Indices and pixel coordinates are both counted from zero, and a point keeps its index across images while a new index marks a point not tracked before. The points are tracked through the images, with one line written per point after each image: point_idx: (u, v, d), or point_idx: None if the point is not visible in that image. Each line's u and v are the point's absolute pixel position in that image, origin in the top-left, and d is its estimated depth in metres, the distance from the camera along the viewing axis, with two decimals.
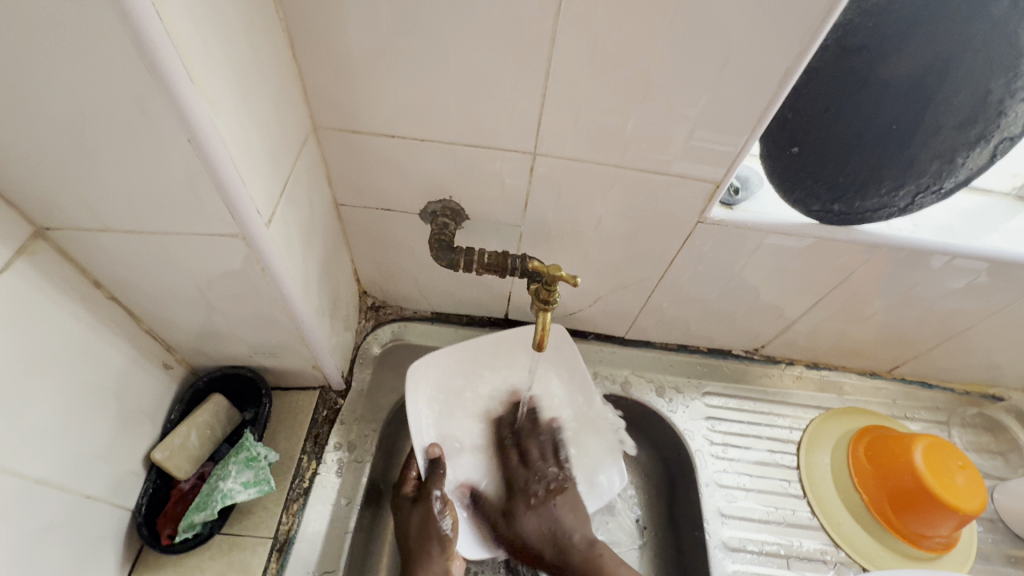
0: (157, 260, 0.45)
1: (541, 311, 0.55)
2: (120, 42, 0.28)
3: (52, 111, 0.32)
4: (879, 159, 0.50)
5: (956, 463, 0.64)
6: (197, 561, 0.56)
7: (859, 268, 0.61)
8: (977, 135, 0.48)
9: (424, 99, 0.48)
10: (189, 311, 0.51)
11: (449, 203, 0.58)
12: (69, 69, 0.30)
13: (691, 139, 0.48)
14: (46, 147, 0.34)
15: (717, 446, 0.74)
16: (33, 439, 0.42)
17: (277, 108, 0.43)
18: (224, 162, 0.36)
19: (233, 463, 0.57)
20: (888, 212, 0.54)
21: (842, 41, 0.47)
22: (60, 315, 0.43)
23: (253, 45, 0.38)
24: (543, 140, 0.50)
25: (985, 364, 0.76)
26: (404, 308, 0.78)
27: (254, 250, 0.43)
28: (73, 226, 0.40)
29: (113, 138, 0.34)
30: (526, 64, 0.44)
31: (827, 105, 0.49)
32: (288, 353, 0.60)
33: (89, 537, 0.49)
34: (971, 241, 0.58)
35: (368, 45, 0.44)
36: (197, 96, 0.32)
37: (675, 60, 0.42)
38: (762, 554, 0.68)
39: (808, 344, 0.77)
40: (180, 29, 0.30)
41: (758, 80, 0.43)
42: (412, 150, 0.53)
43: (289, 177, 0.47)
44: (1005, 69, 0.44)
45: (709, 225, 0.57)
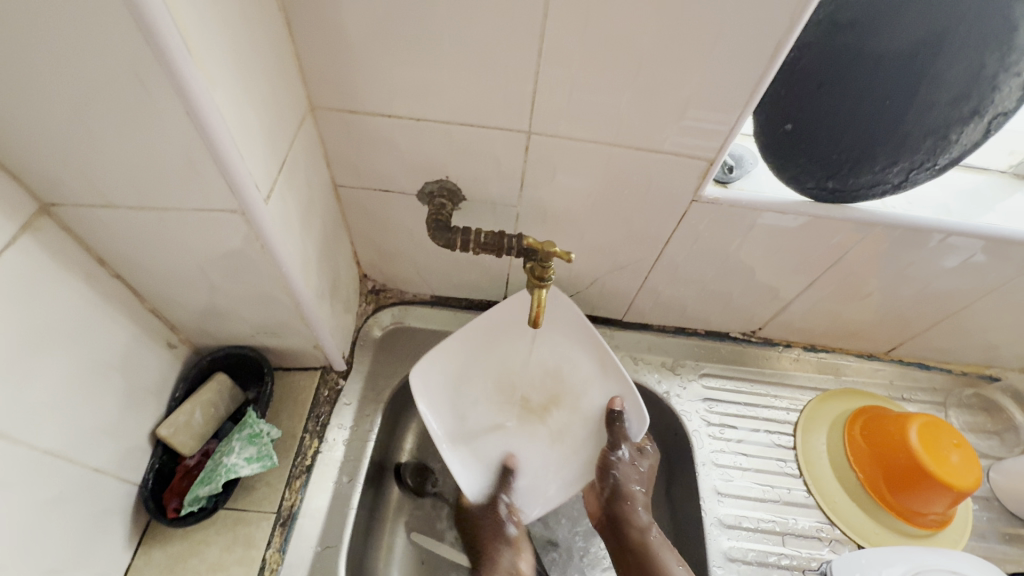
0: (158, 236, 0.46)
1: (537, 288, 0.56)
2: (119, 16, 0.29)
3: (52, 85, 0.33)
4: (872, 135, 0.51)
5: (951, 441, 0.65)
6: (203, 534, 0.58)
7: (854, 246, 0.62)
8: (970, 110, 0.48)
9: (419, 78, 0.48)
10: (191, 289, 0.53)
11: (445, 184, 0.59)
12: (69, 42, 0.30)
13: (683, 116, 0.49)
14: (48, 121, 0.35)
15: (714, 426, 0.75)
16: (40, 411, 0.44)
17: (273, 86, 0.44)
18: (223, 137, 0.37)
19: (236, 440, 0.58)
20: (882, 189, 0.55)
21: (834, 15, 0.47)
22: (64, 291, 0.44)
23: (249, 23, 0.39)
24: (537, 119, 0.51)
25: (982, 344, 0.76)
26: (404, 291, 0.79)
27: (253, 226, 0.44)
28: (76, 202, 0.41)
29: (112, 111, 0.35)
30: (519, 42, 0.45)
31: (820, 81, 0.49)
32: (289, 333, 0.62)
33: (97, 508, 0.51)
34: (966, 219, 0.59)
35: (363, 24, 0.45)
36: (197, 71, 0.33)
37: (665, 36, 0.43)
38: (757, 531, 0.68)
39: (805, 325, 0.77)
40: (179, 6, 0.31)
41: (748, 55, 0.43)
42: (408, 130, 0.54)
43: (287, 156, 0.48)
44: (998, 44, 0.45)
45: (703, 204, 0.58)
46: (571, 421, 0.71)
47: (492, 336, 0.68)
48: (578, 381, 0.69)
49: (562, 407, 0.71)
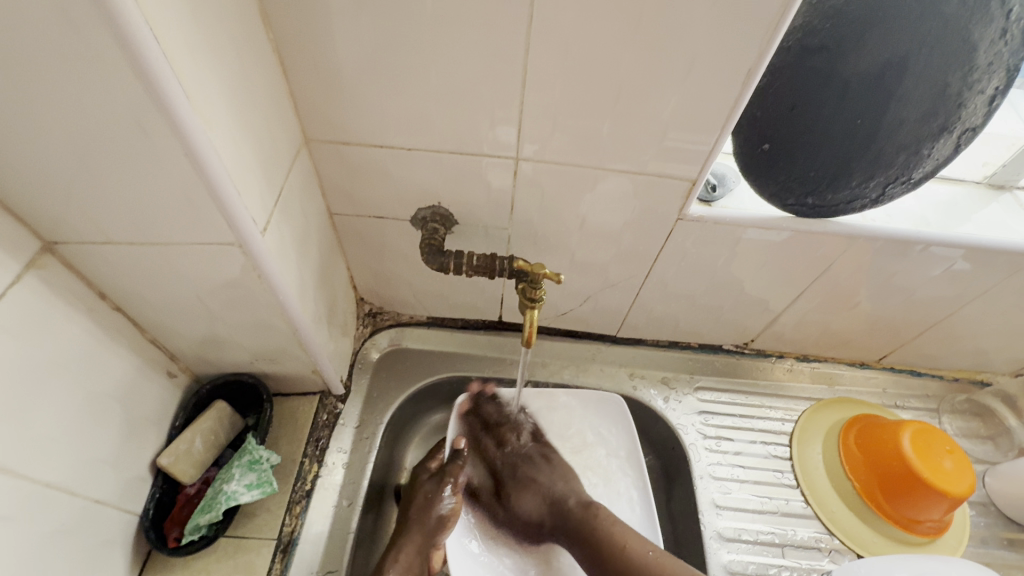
0: (158, 270, 0.47)
1: (529, 309, 0.58)
2: (121, 68, 0.31)
3: (58, 131, 0.34)
4: (847, 152, 0.53)
5: (943, 447, 0.65)
6: (204, 563, 0.58)
7: (839, 257, 0.63)
8: (939, 126, 0.50)
9: (408, 110, 0.50)
10: (191, 319, 0.54)
11: (438, 210, 0.61)
12: (74, 91, 0.32)
13: (665, 139, 0.51)
14: (56, 165, 0.37)
15: (711, 439, 0.76)
16: (42, 444, 0.44)
17: (268, 123, 0.46)
18: (221, 174, 0.38)
19: (236, 466, 0.59)
20: (860, 204, 0.57)
21: (803, 41, 0.49)
22: (67, 327, 0.46)
23: (244, 65, 0.41)
24: (524, 146, 0.53)
25: (971, 350, 0.77)
26: (401, 314, 0.80)
27: (251, 257, 0.46)
28: (79, 239, 0.43)
29: (113, 153, 0.36)
30: (504, 74, 0.47)
31: (792, 103, 0.52)
32: (288, 359, 0.62)
33: (98, 540, 0.51)
34: (945, 229, 0.60)
35: (355, 61, 0.47)
36: (195, 115, 0.35)
37: (641, 66, 0.45)
38: (757, 544, 0.69)
39: (795, 336, 0.79)
40: (178, 57, 0.33)
41: (723, 80, 0.45)
42: (400, 159, 0.55)
43: (282, 189, 0.49)
44: (960, 64, 0.47)
45: (689, 221, 0.59)
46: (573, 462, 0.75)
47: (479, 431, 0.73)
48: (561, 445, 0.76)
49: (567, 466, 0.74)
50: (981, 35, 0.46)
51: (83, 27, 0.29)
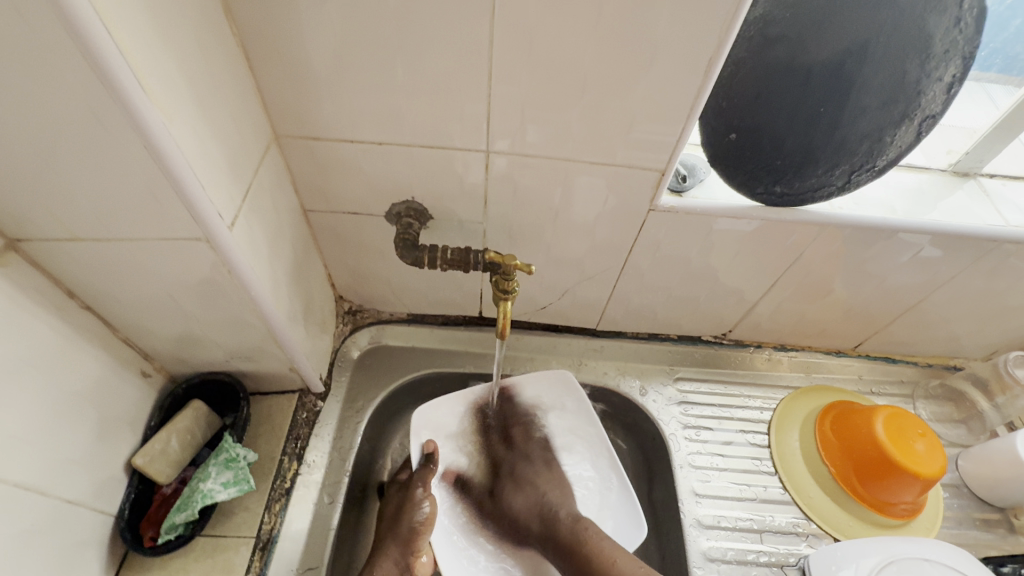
0: (126, 267, 0.47)
1: (502, 301, 0.58)
2: (76, 60, 0.31)
3: (14, 126, 0.34)
4: (811, 141, 0.54)
5: (916, 431, 0.67)
6: (181, 563, 0.58)
7: (809, 246, 0.64)
8: (900, 113, 0.51)
9: (377, 104, 0.51)
10: (163, 318, 0.53)
11: (411, 204, 0.61)
12: (29, 84, 0.32)
13: (632, 131, 0.51)
14: (15, 160, 0.36)
15: (690, 428, 0.77)
16: (10, 443, 0.44)
17: (234, 117, 0.46)
18: (183, 167, 0.38)
19: (213, 465, 0.59)
20: (827, 191, 0.57)
21: (764, 31, 0.50)
22: (33, 327, 0.45)
23: (205, 58, 0.41)
24: (494, 139, 0.53)
25: (944, 336, 0.79)
26: (381, 312, 0.80)
27: (219, 253, 0.46)
28: (44, 237, 0.43)
29: (73, 148, 0.36)
30: (470, 67, 0.47)
31: (758, 92, 0.52)
32: (264, 356, 0.62)
33: (71, 541, 0.51)
34: (911, 216, 0.62)
35: (321, 54, 0.47)
36: (153, 107, 0.35)
37: (604, 56, 0.45)
38: (736, 530, 0.69)
39: (772, 326, 0.80)
40: (133, 51, 0.33)
41: (684, 71, 0.46)
42: (371, 154, 0.56)
43: (251, 184, 0.49)
44: (917, 52, 0.48)
45: (660, 212, 0.60)
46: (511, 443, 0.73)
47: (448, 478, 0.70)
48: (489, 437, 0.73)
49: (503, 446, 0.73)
50: (936, 23, 0.47)
51: (34, 19, 0.29)
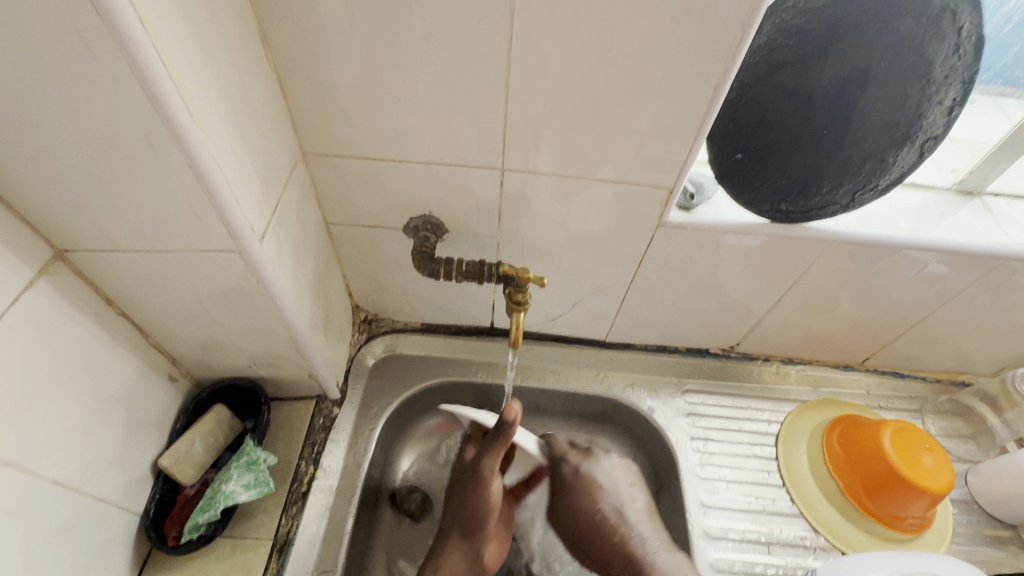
0: (162, 276, 0.49)
1: (516, 311, 0.60)
2: (131, 87, 0.34)
3: (70, 146, 0.37)
4: (815, 161, 0.55)
5: (923, 445, 0.67)
6: (202, 563, 0.60)
7: (815, 261, 0.66)
8: (901, 135, 0.53)
9: (399, 124, 0.53)
10: (192, 324, 0.56)
11: (429, 218, 0.63)
12: (88, 108, 0.35)
13: (642, 150, 0.54)
14: (68, 177, 0.39)
15: (698, 440, 0.78)
16: (50, 441, 0.47)
17: (266, 136, 0.49)
18: (221, 183, 0.41)
19: (235, 467, 0.61)
20: (832, 209, 0.59)
21: (768, 58, 0.52)
22: (75, 332, 0.48)
23: (243, 81, 0.44)
24: (509, 158, 0.56)
25: (951, 351, 0.79)
26: (395, 321, 0.82)
27: (250, 263, 0.48)
28: (88, 247, 0.46)
29: (122, 166, 0.39)
30: (488, 90, 0.50)
31: (762, 115, 0.55)
32: (285, 363, 0.65)
33: (100, 538, 0.53)
34: (916, 233, 0.63)
35: (347, 77, 0.50)
36: (196, 129, 0.38)
37: (616, 81, 0.48)
38: (744, 542, 0.70)
39: (779, 339, 0.81)
40: (182, 79, 0.36)
41: (693, 94, 0.48)
42: (392, 171, 0.58)
43: (280, 198, 0.52)
44: (917, 77, 0.50)
45: (669, 228, 0.62)
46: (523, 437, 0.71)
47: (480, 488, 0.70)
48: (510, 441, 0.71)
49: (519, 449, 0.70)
50: (935, 50, 0.49)
51: (96, 52, 0.32)
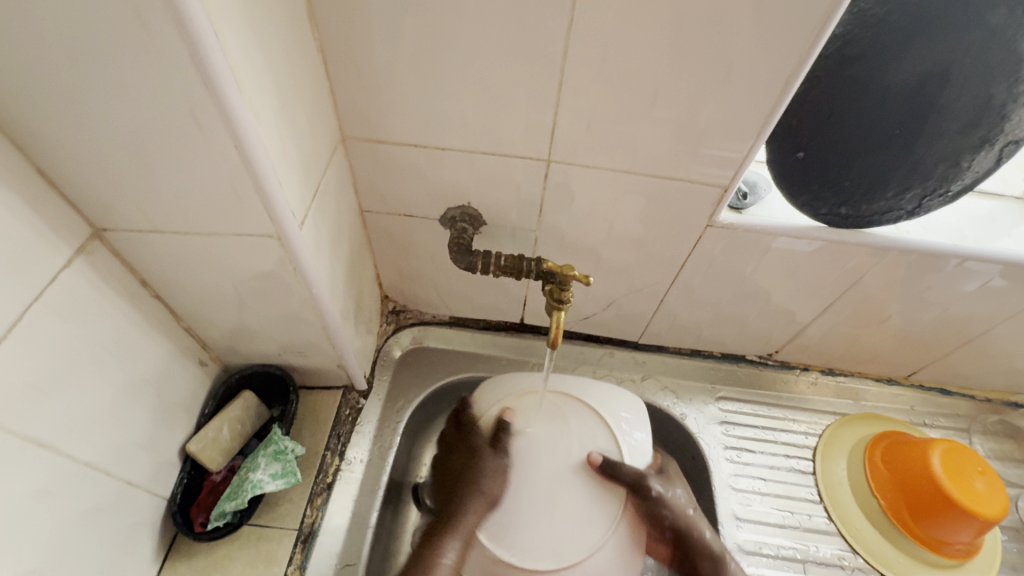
0: (198, 258, 0.48)
1: (556, 310, 0.58)
2: (181, 62, 0.32)
3: (114, 121, 0.36)
4: (883, 162, 0.52)
5: (975, 469, 0.64)
6: (227, 550, 0.59)
7: (870, 270, 0.62)
8: (980, 138, 0.49)
9: (444, 109, 0.51)
10: (224, 308, 0.55)
11: (467, 209, 0.61)
12: (134, 82, 0.33)
13: (699, 145, 0.51)
14: (110, 153, 0.38)
15: (732, 450, 0.75)
16: (83, 424, 0.46)
17: (310, 118, 0.47)
18: (265, 165, 0.39)
19: (262, 456, 0.60)
20: (895, 215, 0.56)
21: (843, 50, 0.49)
22: (109, 312, 0.47)
23: (290, 59, 0.42)
24: (556, 149, 0.53)
25: (1006, 370, 0.75)
26: (424, 313, 0.80)
27: (287, 249, 0.47)
28: (126, 227, 0.44)
29: (165, 145, 0.37)
30: (541, 78, 0.47)
31: (830, 111, 0.51)
32: (315, 352, 0.63)
33: (129, 521, 0.53)
34: (983, 244, 0.59)
35: (396, 59, 0.47)
36: (245, 108, 0.36)
37: (678, 71, 0.45)
38: (778, 559, 0.68)
39: (822, 349, 0.77)
40: (233, 54, 0.34)
41: (760, 87, 0.45)
42: (433, 159, 0.56)
43: (319, 183, 0.50)
44: (1005, 75, 0.46)
45: (718, 228, 0.59)
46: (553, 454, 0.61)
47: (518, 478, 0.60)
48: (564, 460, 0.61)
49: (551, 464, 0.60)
50: None
51: (149, 22, 0.30)
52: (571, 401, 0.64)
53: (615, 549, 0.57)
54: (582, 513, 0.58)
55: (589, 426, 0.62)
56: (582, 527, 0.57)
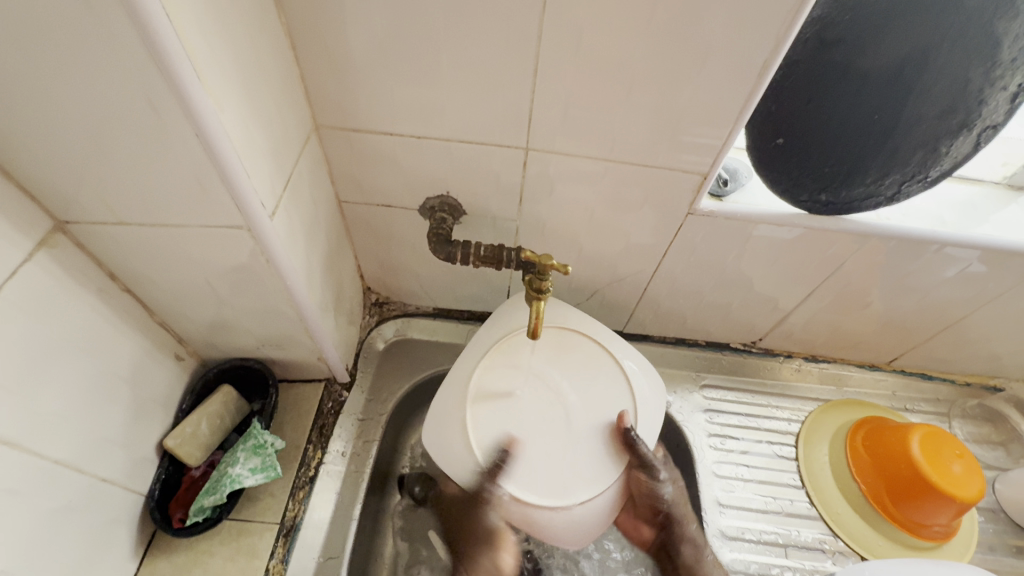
0: (168, 252, 0.47)
1: (535, 300, 0.57)
2: (135, 49, 0.31)
3: (68, 111, 0.35)
4: (862, 148, 0.52)
5: (953, 452, 0.64)
6: (207, 546, 0.59)
7: (851, 256, 0.62)
8: (958, 123, 0.49)
9: (418, 97, 0.50)
10: (199, 302, 0.54)
11: (446, 199, 0.61)
12: (86, 69, 0.32)
13: (677, 132, 0.50)
14: (66, 144, 0.37)
15: (716, 437, 0.75)
16: (51, 421, 0.45)
17: (278, 106, 0.46)
18: (229, 154, 0.38)
19: (241, 450, 0.60)
20: (875, 201, 0.56)
21: (821, 33, 0.48)
22: (77, 308, 0.46)
23: (254, 44, 0.41)
24: (533, 137, 0.53)
25: (985, 354, 0.76)
26: (407, 305, 0.80)
27: (258, 241, 0.46)
28: (90, 220, 0.43)
29: (124, 134, 0.36)
30: (516, 64, 0.46)
31: (809, 98, 0.51)
32: (294, 344, 0.63)
33: (105, 518, 0.52)
34: (962, 229, 0.59)
35: (367, 45, 0.46)
36: (205, 96, 0.35)
37: (652, 57, 0.44)
38: (760, 543, 0.68)
39: (804, 336, 0.78)
40: (189, 37, 0.33)
41: (736, 72, 0.45)
42: (409, 147, 0.55)
43: (291, 173, 0.49)
44: (983, 60, 0.46)
45: (699, 216, 0.59)
46: (578, 404, 0.60)
47: (535, 406, 0.59)
48: (582, 409, 0.60)
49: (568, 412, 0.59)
50: (1005, 29, 0.45)
51: (97, 5, 0.29)
52: (606, 358, 0.62)
53: (585, 509, 0.56)
54: (579, 477, 0.57)
55: (613, 389, 0.61)
56: (568, 479, 0.57)
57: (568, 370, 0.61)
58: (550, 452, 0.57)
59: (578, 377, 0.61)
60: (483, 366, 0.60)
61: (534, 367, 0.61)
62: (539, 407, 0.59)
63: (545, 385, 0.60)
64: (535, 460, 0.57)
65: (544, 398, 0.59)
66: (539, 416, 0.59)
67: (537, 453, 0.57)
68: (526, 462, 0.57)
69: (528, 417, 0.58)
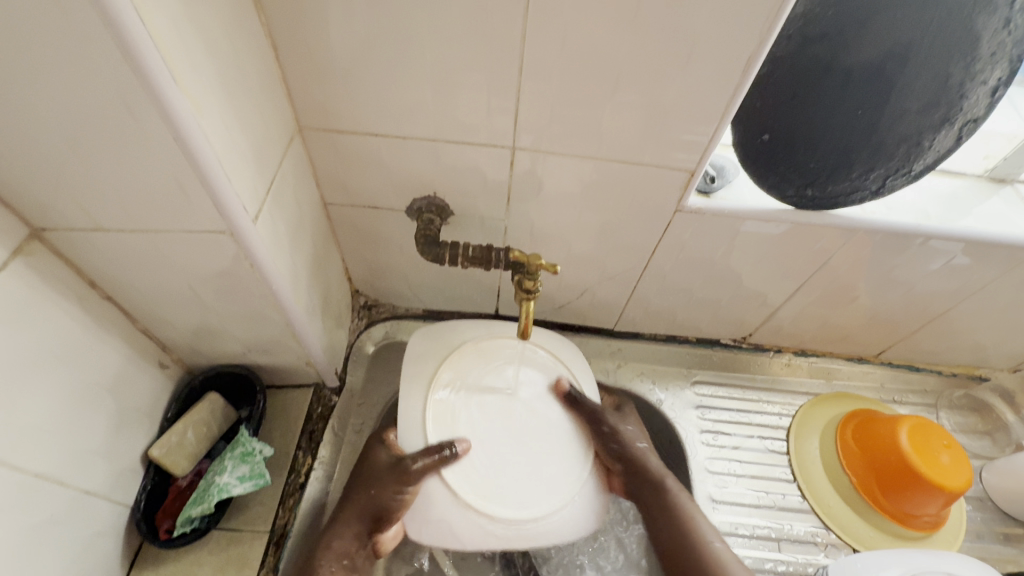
0: (148, 258, 0.46)
1: (525, 300, 0.57)
2: (107, 50, 0.30)
3: (41, 114, 0.34)
4: (847, 143, 0.52)
5: (941, 443, 0.65)
6: (196, 556, 0.58)
7: (838, 251, 0.62)
8: (941, 117, 0.49)
9: (403, 96, 0.49)
10: (182, 309, 0.53)
11: (433, 200, 0.60)
12: (57, 71, 0.31)
13: (664, 129, 0.50)
14: (39, 149, 0.36)
15: (708, 433, 0.76)
16: (30, 433, 0.44)
17: (258, 107, 0.45)
18: (208, 157, 0.37)
19: (229, 458, 0.58)
20: (861, 196, 0.56)
21: (804, 30, 0.49)
22: (56, 316, 0.45)
23: (233, 45, 0.40)
24: (520, 136, 0.52)
25: (970, 346, 0.77)
26: (396, 307, 0.79)
27: (241, 245, 0.45)
28: (67, 226, 0.42)
29: (99, 138, 0.35)
30: (501, 62, 0.46)
31: (793, 93, 0.51)
32: (281, 349, 0.62)
33: (89, 532, 0.51)
34: (946, 222, 0.60)
35: (349, 44, 0.46)
36: (183, 98, 0.34)
37: (638, 54, 0.44)
38: (753, 538, 0.69)
39: (793, 331, 0.78)
40: (164, 38, 0.32)
41: (722, 68, 0.45)
42: (395, 148, 0.55)
43: (274, 176, 0.48)
44: (963, 54, 0.46)
45: (687, 213, 0.59)
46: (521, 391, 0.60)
47: (481, 405, 0.58)
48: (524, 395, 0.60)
49: (513, 400, 0.59)
50: (985, 23, 0.45)
51: (68, 6, 0.28)
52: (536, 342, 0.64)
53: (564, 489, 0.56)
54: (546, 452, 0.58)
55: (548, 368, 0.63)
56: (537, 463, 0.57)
57: (500, 365, 0.61)
58: (508, 446, 0.57)
59: (512, 368, 0.61)
60: (437, 376, 0.59)
61: (483, 363, 0.61)
62: (485, 407, 0.58)
63: (483, 383, 0.60)
64: (500, 459, 0.56)
65: (485, 397, 0.59)
66: (487, 414, 0.58)
67: (498, 450, 0.57)
68: (494, 465, 0.56)
69: (477, 421, 0.57)
